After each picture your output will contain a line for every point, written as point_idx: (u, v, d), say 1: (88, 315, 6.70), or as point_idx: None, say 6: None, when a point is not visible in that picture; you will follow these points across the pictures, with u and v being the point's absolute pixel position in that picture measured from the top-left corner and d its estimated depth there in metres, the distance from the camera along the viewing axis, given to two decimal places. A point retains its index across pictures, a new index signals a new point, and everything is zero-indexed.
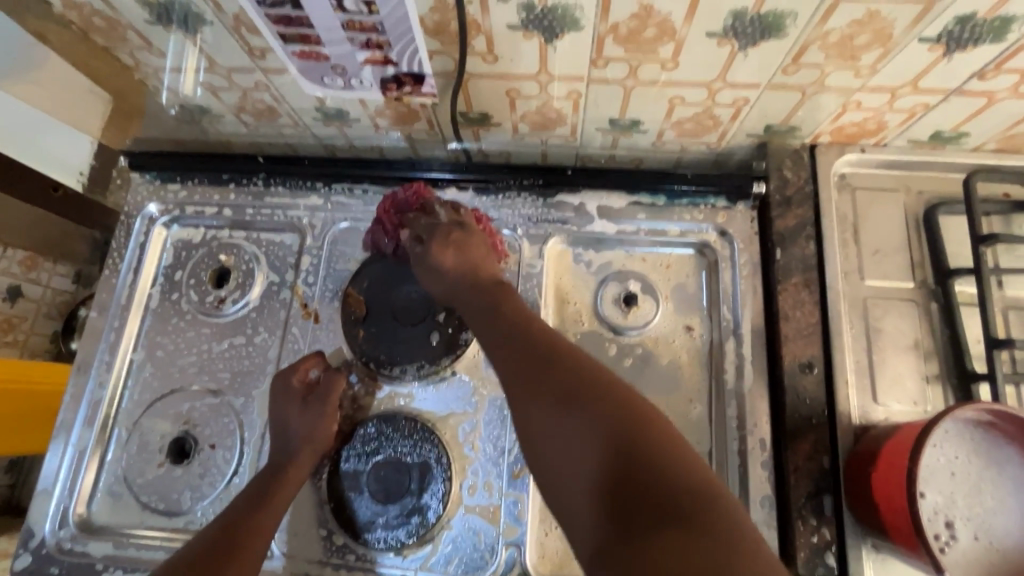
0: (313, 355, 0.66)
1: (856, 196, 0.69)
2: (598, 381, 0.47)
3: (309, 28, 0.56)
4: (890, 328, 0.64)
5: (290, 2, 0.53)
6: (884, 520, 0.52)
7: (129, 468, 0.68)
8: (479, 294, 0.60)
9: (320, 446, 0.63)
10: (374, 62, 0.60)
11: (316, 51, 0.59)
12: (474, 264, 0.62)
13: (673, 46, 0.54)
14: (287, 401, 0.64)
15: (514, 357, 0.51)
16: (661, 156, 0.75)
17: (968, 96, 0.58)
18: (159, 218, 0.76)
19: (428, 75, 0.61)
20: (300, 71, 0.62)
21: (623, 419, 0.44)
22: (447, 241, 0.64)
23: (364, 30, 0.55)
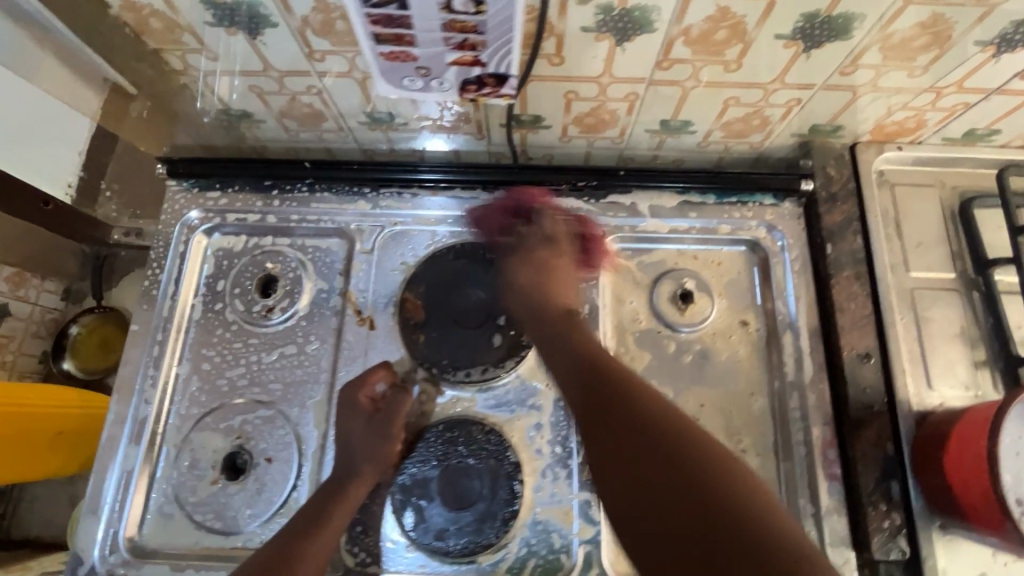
0: (381, 368, 0.65)
1: (895, 191, 0.72)
2: (682, 434, 0.48)
3: (406, 28, 0.51)
4: (937, 317, 0.67)
5: (395, 1, 0.48)
6: (961, 501, 0.54)
7: (180, 487, 0.65)
8: (550, 327, 0.63)
9: (383, 463, 0.62)
10: (462, 64, 0.55)
11: (405, 52, 0.54)
12: (552, 285, 0.65)
13: (740, 48, 0.56)
14: (351, 416, 0.62)
15: (588, 399, 0.54)
16: (704, 157, 0.76)
17: (1006, 94, 0.62)
18: (199, 225, 0.74)
19: (514, 76, 0.56)
20: (379, 73, 0.57)
21: (706, 476, 0.45)
22: (529, 259, 0.66)
23: (463, 31, 0.51)
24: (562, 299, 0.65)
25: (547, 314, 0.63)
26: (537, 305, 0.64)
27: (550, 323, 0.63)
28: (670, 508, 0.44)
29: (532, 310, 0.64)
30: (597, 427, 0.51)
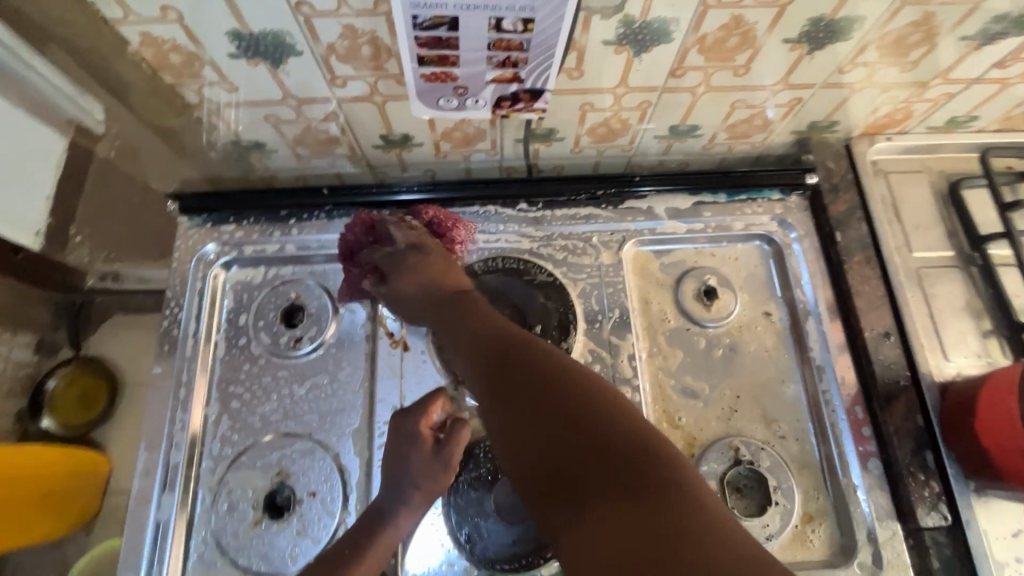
0: (439, 397, 0.62)
1: (890, 179, 0.77)
2: (555, 371, 0.50)
3: (451, 49, 0.54)
4: (944, 293, 0.71)
5: (447, 23, 0.51)
6: (997, 463, 0.57)
7: (221, 531, 0.62)
8: (435, 306, 0.62)
9: (437, 492, 0.60)
10: (501, 81, 0.59)
11: (448, 72, 0.57)
12: (433, 277, 0.64)
13: (750, 54, 0.60)
14: (413, 449, 0.59)
15: (475, 357, 0.55)
16: (709, 159, 0.80)
17: (985, 83, 0.67)
18: (216, 259, 0.72)
19: (549, 89, 0.60)
20: (417, 94, 0.60)
21: (583, 399, 0.48)
22: (405, 266, 0.64)
23: (507, 49, 0.55)
24: (448, 283, 0.64)
25: (436, 291, 0.63)
26: (428, 286, 0.63)
27: (439, 304, 0.62)
28: (547, 436, 0.47)
29: (424, 294, 0.63)
30: (484, 382, 0.53)
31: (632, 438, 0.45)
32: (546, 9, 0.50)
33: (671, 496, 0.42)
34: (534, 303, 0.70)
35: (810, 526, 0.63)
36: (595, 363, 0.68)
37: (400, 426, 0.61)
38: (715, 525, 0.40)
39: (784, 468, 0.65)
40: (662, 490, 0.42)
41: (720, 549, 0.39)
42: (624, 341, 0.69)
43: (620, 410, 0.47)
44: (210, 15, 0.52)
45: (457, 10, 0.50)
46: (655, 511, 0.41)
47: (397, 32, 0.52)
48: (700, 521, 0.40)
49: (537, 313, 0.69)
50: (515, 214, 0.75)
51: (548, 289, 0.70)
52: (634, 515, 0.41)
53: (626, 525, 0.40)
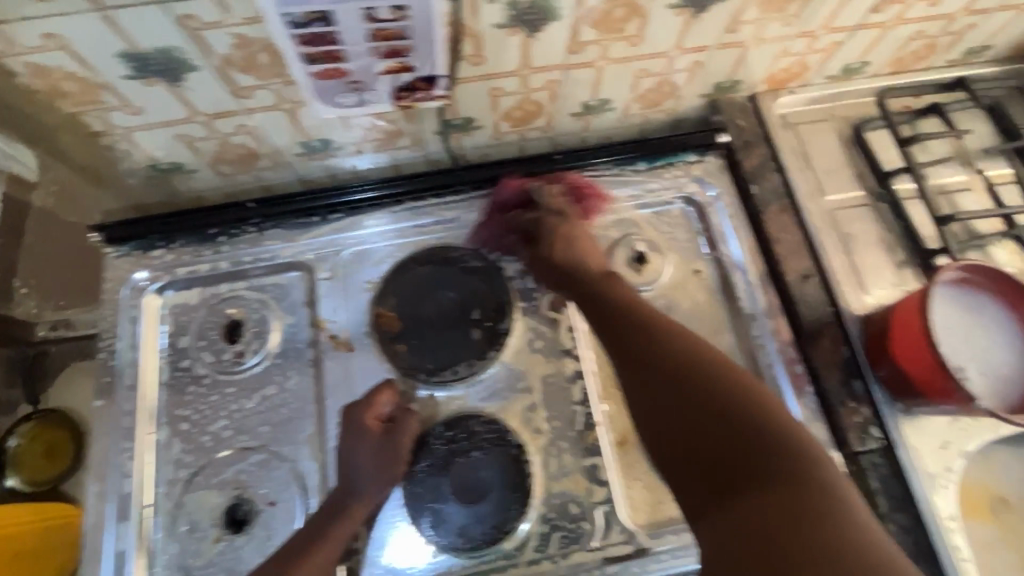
0: (385, 388, 0.64)
1: (797, 130, 0.81)
2: (718, 375, 0.54)
3: (335, 45, 0.52)
4: (857, 231, 0.75)
5: (321, 18, 0.49)
6: (914, 378, 0.61)
7: (182, 554, 0.62)
8: (587, 282, 0.66)
9: (388, 482, 0.61)
10: (395, 72, 0.57)
11: (336, 69, 0.55)
12: (584, 253, 0.69)
13: (639, 22, 0.62)
14: (361, 439, 0.62)
15: (620, 338, 0.61)
16: (627, 130, 0.82)
17: (867, 29, 0.71)
18: (148, 286, 0.71)
19: (445, 76, 0.58)
20: (313, 93, 0.58)
21: (741, 408, 0.51)
22: (562, 230, 0.70)
23: (389, 40, 0.52)
24: (591, 261, 0.68)
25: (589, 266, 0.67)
26: (575, 259, 0.68)
27: (591, 280, 0.66)
28: (699, 439, 0.52)
29: (567, 263, 0.68)
30: (635, 377, 0.58)
31: (787, 453, 0.49)
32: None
33: (818, 508, 0.45)
34: (472, 288, 0.70)
35: None
36: (537, 339, 0.70)
37: (347, 419, 0.63)
38: (868, 540, 0.43)
39: None
40: (817, 508, 0.45)
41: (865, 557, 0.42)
42: (562, 314, 0.71)
43: (787, 425, 0.51)
44: (94, 37, 0.51)
45: (324, 4, 0.48)
46: (809, 520, 0.44)
47: (268, 27, 0.50)
48: (851, 535, 0.44)
49: (475, 298, 0.70)
50: (445, 205, 0.76)
51: (483, 273, 0.71)
52: (786, 520, 0.45)
53: (775, 525, 0.45)
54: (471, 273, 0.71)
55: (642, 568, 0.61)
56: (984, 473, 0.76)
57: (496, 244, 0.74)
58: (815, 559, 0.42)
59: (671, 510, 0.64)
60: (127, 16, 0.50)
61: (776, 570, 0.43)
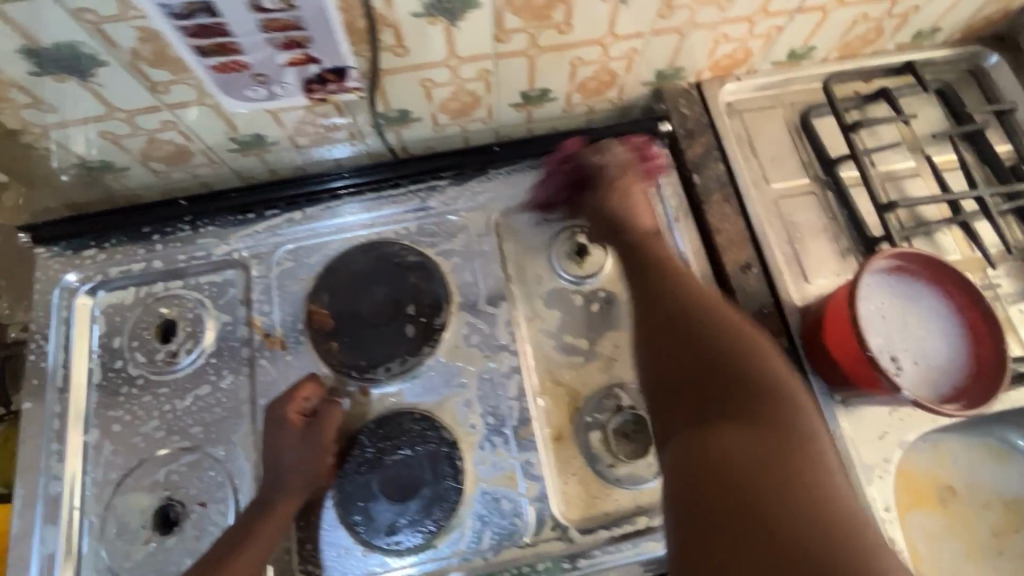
0: (307, 382, 0.64)
1: (744, 117, 0.79)
2: (734, 331, 0.52)
3: (226, 37, 0.54)
4: (802, 219, 0.74)
5: (203, 10, 0.51)
6: (845, 370, 0.60)
7: (110, 556, 0.61)
8: (625, 236, 0.65)
9: (312, 475, 0.61)
10: (296, 63, 0.58)
11: (234, 61, 0.57)
12: (633, 205, 0.67)
13: (564, 9, 0.61)
14: (281, 432, 0.62)
15: (637, 282, 0.60)
16: (572, 121, 0.81)
17: (806, 13, 0.70)
18: (80, 287, 0.71)
19: (352, 68, 0.60)
20: (218, 86, 0.60)
21: (740, 350, 0.51)
22: (622, 182, 0.68)
23: (282, 29, 0.54)
24: (641, 216, 0.66)
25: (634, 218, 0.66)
26: (620, 210, 0.66)
27: (633, 235, 0.65)
28: (703, 381, 0.50)
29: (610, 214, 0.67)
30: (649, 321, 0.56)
31: (789, 419, 0.46)
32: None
33: (796, 449, 0.44)
34: (404, 280, 0.69)
35: None
36: (474, 333, 0.69)
37: (269, 415, 0.64)
38: (837, 491, 0.43)
39: None
40: (796, 450, 0.44)
41: (832, 501, 0.41)
42: (499, 308, 0.70)
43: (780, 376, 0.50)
44: None
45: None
46: (789, 467, 0.43)
47: (154, 21, 0.52)
48: (822, 482, 0.43)
49: (409, 292, 0.69)
50: (384, 199, 0.75)
51: (418, 268, 0.70)
52: (762, 451, 0.44)
53: (747, 454, 0.44)
54: (403, 267, 0.70)
55: (573, 563, 0.61)
56: (934, 463, 0.74)
57: (562, 202, 0.74)
58: (781, 490, 0.41)
59: (606, 505, 0.63)
60: (22, 10, 0.49)
61: (740, 489, 0.42)
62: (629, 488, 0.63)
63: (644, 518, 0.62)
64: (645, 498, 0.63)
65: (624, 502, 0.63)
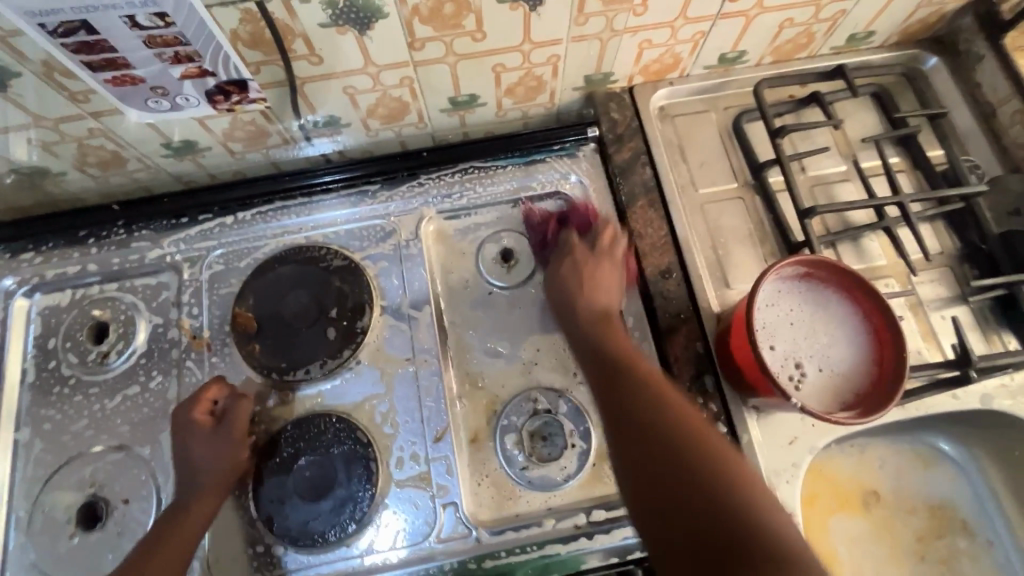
0: (212, 383, 0.65)
1: (676, 122, 0.79)
2: (707, 448, 0.48)
3: (112, 52, 0.56)
4: (728, 224, 0.74)
5: (81, 28, 0.53)
6: (748, 376, 0.61)
7: (36, 550, 0.63)
8: (582, 328, 0.63)
9: (228, 470, 0.62)
10: (191, 76, 0.61)
11: (127, 75, 0.59)
12: (593, 286, 0.65)
13: (474, 18, 0.61)
14: (190, 432, 0.63)
15: (615, 403, 0.54)
16: (508, 125, 0.81)
17: (729, 18, 0.70)
18: (17, 289, 0.73)
19: (250, 80, 0.62)
20: (119, 99, 0.62)
21: (740, 494, 0.45)
22: (574, 259, 0.67)
23: (168, 45, 0.56)
24: (598, 298, 0.64)
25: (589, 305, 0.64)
26: (570, 296, 0.65)
27: (587, 323, 0.63)
28: (713, 536, 0.44)
29: (565, 302, 0.65)
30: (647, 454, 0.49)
31: (808, 559, 0.42)
32: (171, 4, 0.52)
33: None
34: (323, 278, 0.71)
35: (607, 463, 0.66)
36: (396, 336, 0.70)
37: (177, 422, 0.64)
38: None
39: (582, 412, 0.67)
40: None
41: None
42: (422, 312, 0.71)
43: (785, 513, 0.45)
44: None
45: (78, 13, 0.52)
46: None
47: (39, 41, 0.54)
48: None
49: (332, 296, 0.71)
50: (315, 204, 0.77)
51: (343, 272, 0.72)
52: None
53: None
54: (321, 268, 0.72)
55: (479, 564, 0.62)
56: (859, 468, 0.75)
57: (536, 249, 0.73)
58: None
59: (517, 507, 0.64)
60: None
61: None
62: (542, 490, 0.64)
63: (553, 520, 0.63)
64: (555, 501, 0.64)
65: (536, 504, 0.64)
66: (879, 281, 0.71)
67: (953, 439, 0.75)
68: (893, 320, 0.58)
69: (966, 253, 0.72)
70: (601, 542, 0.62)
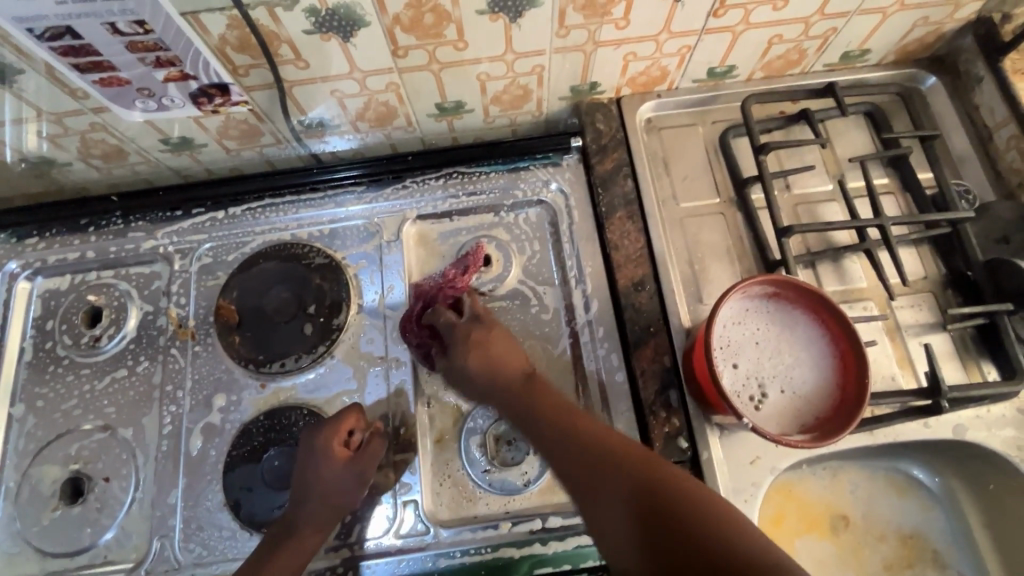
0: (351, 414, 0.65)
1: (662, 134, 0.80)
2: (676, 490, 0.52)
3: (97, 55, 0.60)
4: (706, 239, 0.74)
5: (66, 32, 0.57)
6: (708, 393, 0.61)
7: (22, 519, 0.67)
8: (507, 403, 0.63)
9: (346, 504, 0.63)
10: (174, 79, 0.64)
11: (113, 76, 0.62)
12: (496, 361, 0.65)
13: (455, 27, 0.62)
14: (325, 461, 0.62)
15: (565, 456, 0.57)
16: (496, 132, 0.82)
17: (715, 33, 0.69)
18: (21, 273, 0.77)
19: (231, 84, 0.65)
20: (108, 99, 0.66)
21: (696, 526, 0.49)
22: (474, 344, 0.65)
23: (149, 49, 0.60)
24: (511, 372, 0.64)
25: (511, 387, 0.63)
26: (490, 383, 0.64)
27: (509, 400, 0.63)
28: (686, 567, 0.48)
29: (486, 387, 0.64)
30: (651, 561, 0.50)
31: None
32: (149, 11, 0.55)
33: None
34: (305, 276, 0.74)
35: None
36: (372, 334, 0.72)
37: (312, 443, 0.64)
38: None
39: None
40: None
41: None
42: (398, 313, 0.73)
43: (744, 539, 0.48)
44: None
45: (64, 19, 0.55)
46: None
47: (29, 44, 0.58)
48: None
49: (312, 293, 0.73)
50: (302, 203, 0.79)
51: (324, 270, 0.74)
52: None
53: None
54: (305, 266, 0.75)
55: (435, 563, 0.63)
56: (829, 491, 0.74)
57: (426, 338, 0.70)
58: None
59: (477, 509, 0.65)
60: None
61: None
62: (501, 494, 0.65)
63: (509, 524, 0.64)
64: (514, 505, 0.65)
65: (495, 507, 0.65)
66: (857, 304, 0.70)
67: (926, 466, 0.73)
68: (858, 347, 0.58)
69: (950, 279, 0.71)
70: (554, 548, 0.63)
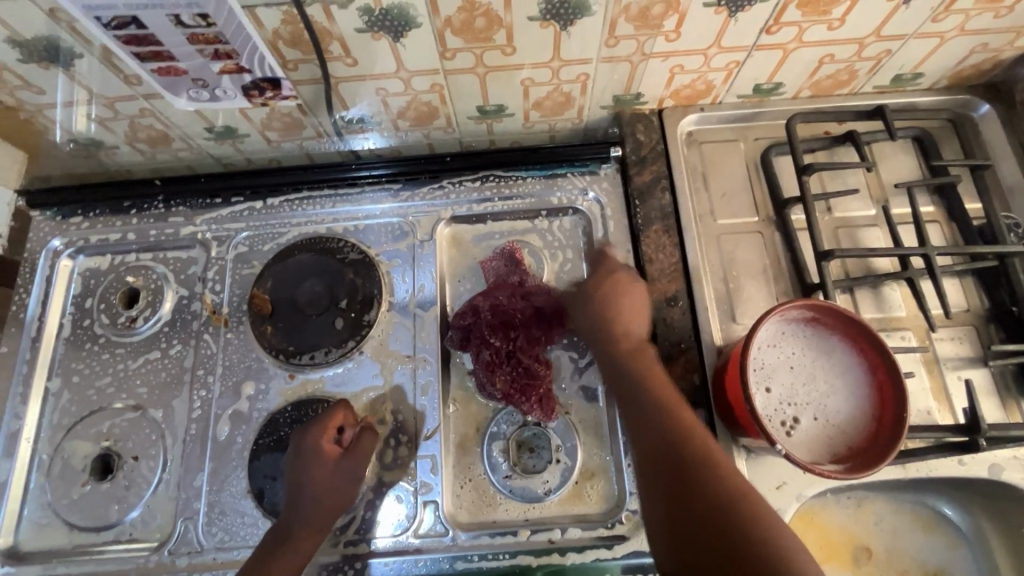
0: (340, 411, 0.66)
1: (702, 148, 0.79)
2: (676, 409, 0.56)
3: (158, 45, 0.61)
4: (742, 257, 0.73)
5: (132, 22, 0.58)
6: (737, 414, 0.61)
7: (53, 492, 0.69)
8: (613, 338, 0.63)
9: (343, 503, 0.63)
10: (229, 71, 0.65)
11: (171, 66, 0.64)
12: (622, 312, 0.64)
13: (505, 33, 0.62)
14: (315, 461, 0.63)
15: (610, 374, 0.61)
16: (534, 137, 0.82)
17: (766, 50, 0.68)
18: (63, 251, 0.79)
19: (283, 78, 0.66)
20: (164, 88, 0.67)
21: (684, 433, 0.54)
22: (604, 291, 0.65)
23: (209, 42, 0.61)
24: (625, 320, 0.64)
25: (623, 340, 0.63)
26: (599, 326, 0.64)
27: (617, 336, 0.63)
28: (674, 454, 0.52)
29: (591, 324, 0.64)
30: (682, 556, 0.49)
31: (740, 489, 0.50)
32: (211, 5, 0.56)
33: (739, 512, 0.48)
34: (338, 270, 0.75)
35: (589, 482, 0.66)
36: (400, 332, 0.73)
37: (302, 443, 0.64)
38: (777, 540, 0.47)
39: (572, 429, 0.68)
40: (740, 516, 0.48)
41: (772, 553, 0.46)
42: (427, 312, 0.73)
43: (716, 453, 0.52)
44: None
45: (129, 9, 0.56)
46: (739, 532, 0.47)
47: (93, 31, 0.59)
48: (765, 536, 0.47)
49: (343, 288, 0.74)
50: (339, 198, 0.80)
51: (358, 265, 0.75)
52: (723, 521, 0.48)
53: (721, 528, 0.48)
54: (335, 261, 0.75)
55: (451, 565, 0.63)
56: (852, 521, 0.72)
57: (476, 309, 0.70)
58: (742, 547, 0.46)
59: (495, 514, 0.65)
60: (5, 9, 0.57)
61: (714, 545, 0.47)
62: (521, 501, 0.65)
63: (528, 531, 0.64)
64: (534, 513, 0.65)
65: (514, 513, 0.65)
66: (894, 333, 0.68)
67: (956, 503, 0.72)
68: (897, 379, 0.57)
69: (993, 314, 0.69)
70: (572, 559, 0.63)
